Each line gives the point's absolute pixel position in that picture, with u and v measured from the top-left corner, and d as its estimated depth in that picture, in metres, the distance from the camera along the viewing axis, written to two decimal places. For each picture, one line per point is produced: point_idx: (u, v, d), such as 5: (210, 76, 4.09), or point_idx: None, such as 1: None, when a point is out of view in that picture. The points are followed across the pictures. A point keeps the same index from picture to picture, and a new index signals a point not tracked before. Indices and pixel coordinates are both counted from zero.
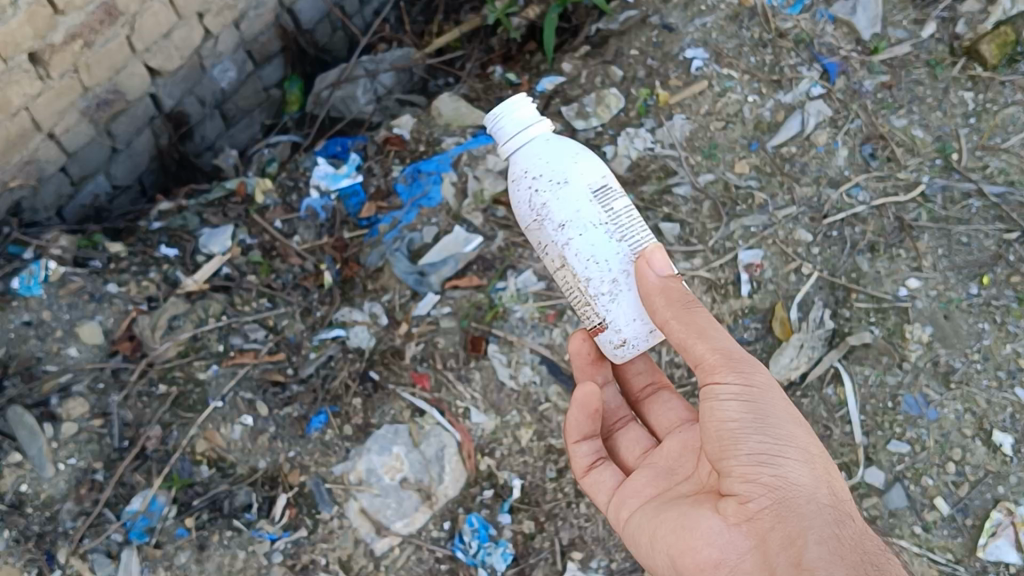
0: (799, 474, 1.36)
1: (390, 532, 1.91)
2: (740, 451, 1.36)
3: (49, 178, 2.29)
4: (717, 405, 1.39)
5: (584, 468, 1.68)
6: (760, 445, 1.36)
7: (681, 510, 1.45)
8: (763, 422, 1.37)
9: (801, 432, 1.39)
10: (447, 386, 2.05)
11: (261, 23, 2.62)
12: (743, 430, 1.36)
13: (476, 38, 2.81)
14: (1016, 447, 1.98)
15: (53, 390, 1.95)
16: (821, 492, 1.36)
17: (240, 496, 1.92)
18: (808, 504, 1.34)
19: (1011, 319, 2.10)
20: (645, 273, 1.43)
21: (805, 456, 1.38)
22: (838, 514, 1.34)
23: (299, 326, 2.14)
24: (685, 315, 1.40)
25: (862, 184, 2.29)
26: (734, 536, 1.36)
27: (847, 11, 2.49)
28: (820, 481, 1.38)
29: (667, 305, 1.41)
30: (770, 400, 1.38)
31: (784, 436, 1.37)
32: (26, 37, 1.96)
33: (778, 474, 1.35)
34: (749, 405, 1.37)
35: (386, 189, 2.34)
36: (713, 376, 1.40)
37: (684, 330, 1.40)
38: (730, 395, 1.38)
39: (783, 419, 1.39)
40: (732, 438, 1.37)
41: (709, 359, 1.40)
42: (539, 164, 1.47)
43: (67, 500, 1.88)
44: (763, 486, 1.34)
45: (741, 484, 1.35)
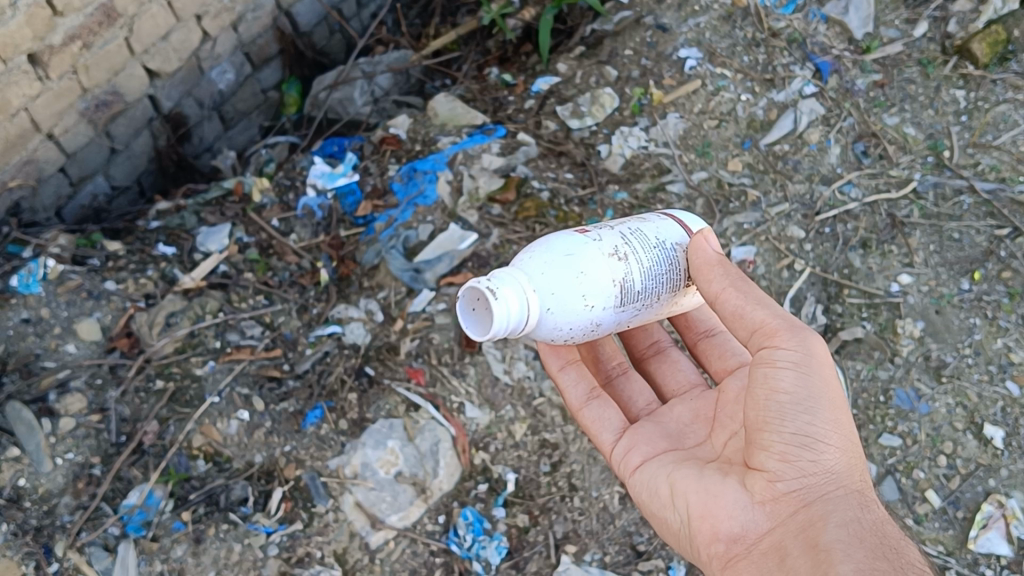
0: (833, 459, 1.32)
1: (384, 526, 1.92)
2: (785, 428, 1.31)
3: (48, 179, 2.31)
4: (769, 374, 1.33)
5: (581, 399, 1.64)
6: (805, 426, 1.31)
7: (704, 471, 1.43)
8: (815, 402, 1.31)
9: (845, 418, 1.34)
10: (442, 381, 2.06)
11: (259, 26, 2.64)
12: (792, 407, 1.31)
13: (473, 40, 2.84)
14: (1007, 441, 1.99)
15: (51, 386, 1.96)
16: (850, 478, 1.33)
17: (237, 490, 1.94)
18: (837, 491, 1.31)
19: (1002, 314, 2.12)
20: (698, 247, 1.41)
21: (844, 442, 1.33)
22: (863, 500, 1.31)
23: (295, 323, 2.17)
24: (743, 284, 1.37)
25: (854, 181, 2.31)
26: (758, 513, 1.34)
27: (840, 11, 2.52)
28: (852, 467, 1.34)
29: (724, 275, 1.38)
30: (823, 379, 1.32)
31: (829, 419, 1.32)
32: (25, 38, 1.98)
33: (815, 458, 1.31)
34: (803, 380, 1.31)
35: (383, 188, 2.37)
36: (771, 342, 1.34)
37: (741, 298, 1.37)
38: (786, 363, 1.32)
39: (832, 400, 1.33)
40: (777, 413, 1.32)
41: (767, 326, 1.35)
42: (563, 320, 1.37)
43: (65, 495, 1.87)
44: (798, 467, 1.31)
45: (776, 461, 1.32)
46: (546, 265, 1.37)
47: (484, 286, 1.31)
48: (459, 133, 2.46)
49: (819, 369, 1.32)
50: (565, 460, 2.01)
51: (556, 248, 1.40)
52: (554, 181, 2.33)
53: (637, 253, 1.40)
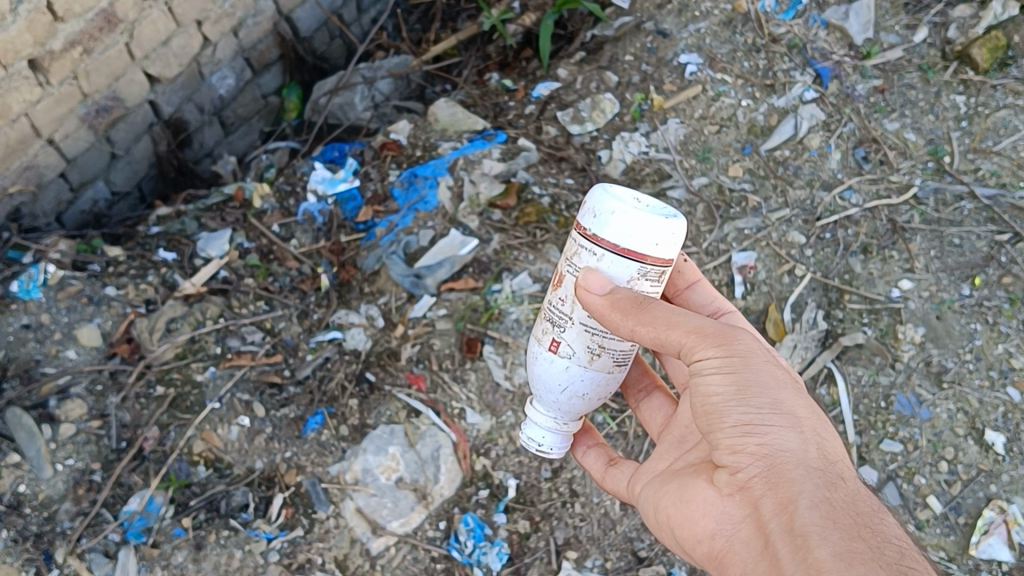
0: (787, 440, 1.22)
1: (385, 532, 1.92)
2: (725, 424, 1.23)
3: (48, 184, 2.31)
4: (700, 380, 1.26)
5: (602, 468, 1.64)
6: (744, 416, 1.23)
7: (684, 481, 1.37)
8: (749, 391, 1.23)
9: (788, 395, 1.25)
10: (443, 387, 2.06)
11: (259, 31, 2.65)
12: (726, 403, 1.23)
13: (473, 46, 2.83)
14: (1008, 446, 1.99)
15: (52, 392, 1.96)
16: (813, 455, 1.22)
17: (237, 496, 1.93)
18: (799, 471, 1.20)
19: (1003, 319, 2.12)
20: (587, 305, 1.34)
21: (794, 422, 1.23)
22: (830, 476, 1.20)
23: (296, 329, 2.16)
24: (645, 316, 1.28)
25: (855, 187, 2.31)
26: (728, 506, 1.26)
27: (840, 16, 2.52)
28: (812, 443, 1.23)
29: (625, 316, 1.29)
30: (753, 368, 1.24)
31: (769, 403, 1.23)
32: (25, 44, 1.98)
33: (764, 442, 1.22)
34: (731, 375, 1.23)
35: (383, 194, 2.37)
36: (693, 354, 1.26)
37: (652, 331, 1.28)
38: (710, 367, 1.24)
39: (767, 384, 1.24)
40: (716, 412, 1.24)
41: (685, 340, 1.27)
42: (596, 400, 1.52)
43: (65, 501, 1.87)
44: (751, 456, 1.22)
45: (729, 455, 1.24)
46: (544, 385, 1.49)
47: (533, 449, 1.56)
48: (460, 138, 2.46)
49: (739, 360, 1.24)
50: (566, 466, 2.00)
51: (540, 365, 1.48)
52: (555, 186, 2.33)
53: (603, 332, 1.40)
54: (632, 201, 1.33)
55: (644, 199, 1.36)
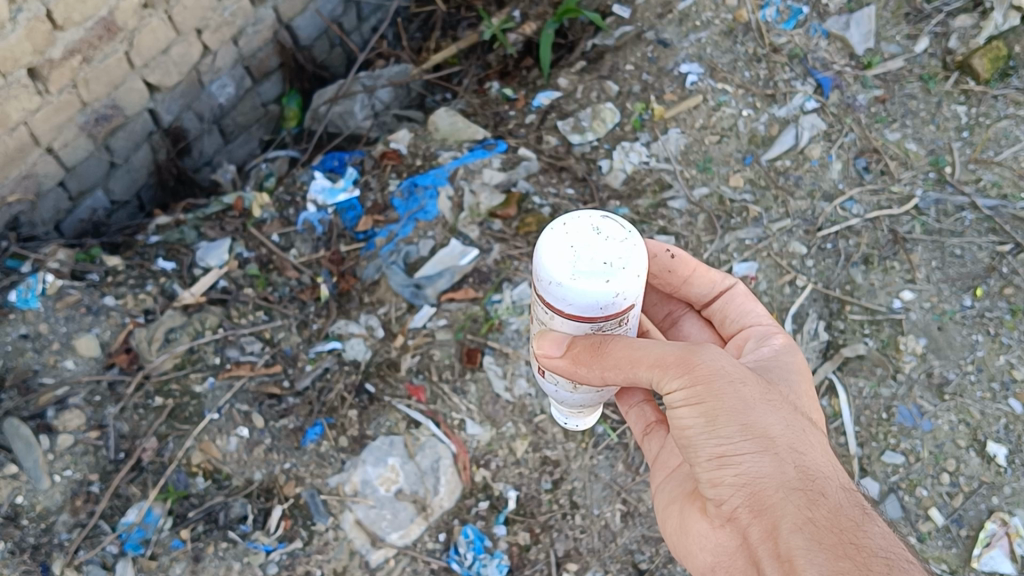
0: (763, 463, 1.19)
1: (385, 544, 1.90)
2: (699, 458, 1.23)
3: (47, 193, 2.30)
4: (672, 414, 1.25)
5: (640, 433, 1.54)
6: (716, 447, 1.21)
7: (681, 508, 1.36)
8: (715, 420, 1.21)
9: (759, 413, 1.22)
10: (443, 398, 2.05)
11: (260, 40, 2.64)
12: (697, 436, 1.22)
13: (474, 55, 2.84)
14: (1010, 458, 1.98)
15: (50, 403, 1.95)
16: (793, 473, 1.19)
17: (235, 508, 1.92)
18: (778, 493, 1.17)
19: (1005, 330, 2.10)
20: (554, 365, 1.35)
21: (767, 441, 1.21)
22: (810, 494, 1.16)
23: (295, 339, 2.15)
24: (605, 358, 1.27)
25: (856, 198, 2.31)
26: (721, 538, 1.25)
27: (841, 27, 2.51)
28: (790, 461, 1.20)
29: (587, 361, 1.29)
30: (716, 394, 1.21)
31: (738, 429, 1.20)
32: (25, 52, 1.98)
33: (739, 472, 1.20)
34: (697, 405, 1.22)
35: (383, 203, 2.36)
36: (662, 387, 1.25)
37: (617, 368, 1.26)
38: (677, 400, 1.23)
39: (734, 407, 1.21)
40: (691, 445, 1.24)
41: (649, 374, 1.26)
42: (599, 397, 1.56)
43: (63, 512, 1.86)
44: (729, 487, 1.21)
45: (710, 488, 1.23)
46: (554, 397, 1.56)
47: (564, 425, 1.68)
48: (460, 148, 2.46)
49: (701, 388, 1.22)
50: (566, 478, 1.99)
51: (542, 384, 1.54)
52: (555, 197, 2.33)
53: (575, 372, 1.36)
54: (584, 251, 1.18)
55: (602, 234, 1.20)
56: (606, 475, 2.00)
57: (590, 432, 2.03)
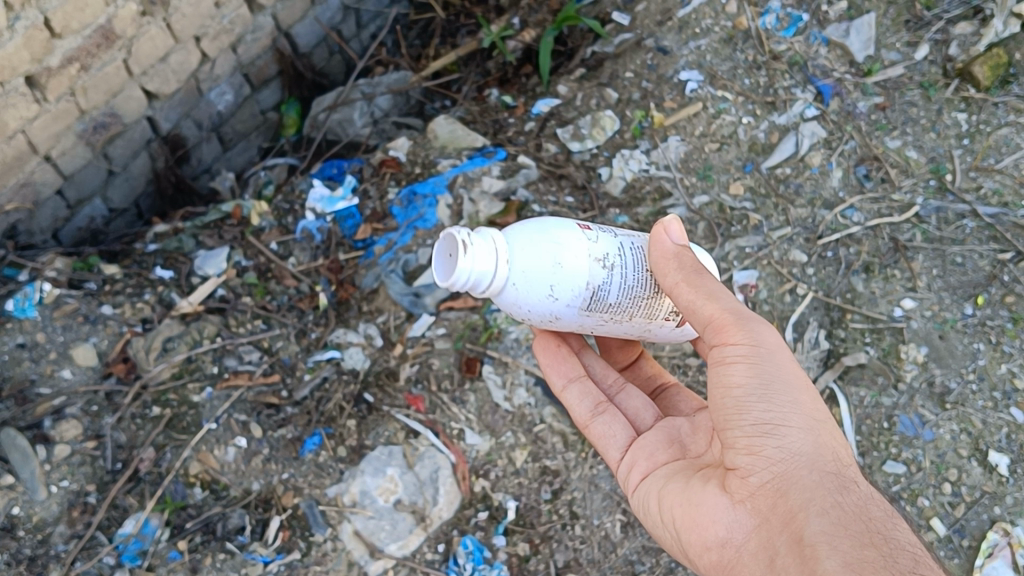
0: (802, 442, 1.28)
1: (384, 555, 1.89)
2: (744, 420, 1.29)
3: (45, 202, 2.29)
4: (724, 371, 1.33)
5: (586, 414, 1.65)
6: (764, 414, 1.29)
7: (690, 487, 1.40)
8: (771, 388, 1.29)
9: (807, 398, 1.31)
10: (442, 407, 2.04)
11: (259, 47, 2.64)
12: (748, 398, 1.30)
13: (473, 61, 2.83)
14: (1012, 468, 1.97)
15: (46, 413, 1.94)
16: (826, 460, 1.28)
17: (234, 518, 1.91)
18: (811, 474, 1.26)
19: (1006, 339, 2.09)
20: (661, 239, 1.43)
21: (811, 424, 1.30)
22: (842, 481, 1.25)
23: (294, 348, 2.14)
24: (695, 278, 1.37)
25: (856, 206, 2.29)
26: (739, 515, 1.30)
27: (841, 34, 2.50)
28: (826, 448, 1.29)
29: (677, 270, 1.39)
30: (776, 363, 1.31)
31: (788, 403, 1.29)
32: (22, 60, 1.97)
33: (779, 445, 1.27)
34: (754, 369, 1.30)
35: (382, 211, 2.36)
36: (722, 336, 1.33)
37: (692, 294, 1.36)
38: (735, 358, 1.32)
39: (789, 382, 1.31)
40: (736, 407, 1.30)
41: (718, 319, 1.34)
42: (541, 291, 1.39)
43: (60, 523, 1.85)
44: (767, 459, 1.27)
45: (745, 456, 1.29)
46: (540, 253, 1.38)
47: (461, 236, 1.32)
48: (459, 155, 2.45)
49: (763, 357, 1.31)
50: (566, 488, 1.98)
51: (557, 239, 1.39)
52: (555, 205, 2.32)
53: (623, 265, 1.44)
54: None
55: None
56: (606, 485, 1.98)
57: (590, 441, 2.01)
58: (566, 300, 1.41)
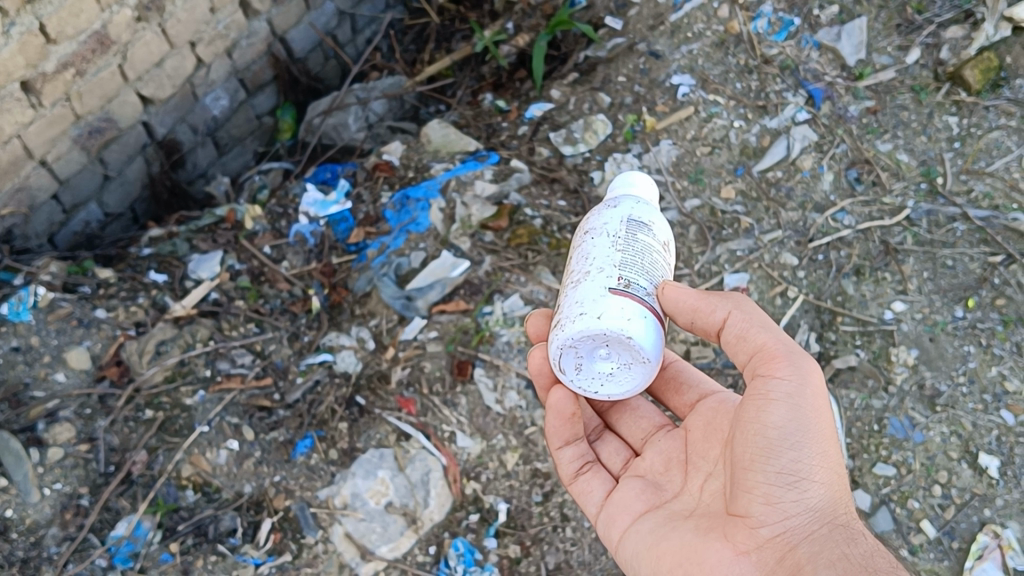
0: (820, 498, 1.31)
1: (374, 557, 1.89)
2: (772, 465, 1.30)
3: (41, 207, 2.31)
4: (760, 409, 1.33)
5: (570, 474, 1.59)
6: (791, 463, 1.30)
7: (687, 534, 1.39)
8: (804, 437, 1.30)
9: (833, 452, 1.33)
10: (433, 410, 2.04)
11: (254, 52, 2.65)
12: (780, 442, 1.30)
13: (467, 66, 2.84)
14: (1002, 470, 1.97)
15: (40, 416, 1.95)
16: (840, 515, 1.31)
17: (225, 521, 1.91)
18: (825, 530, 1.29)
19: (997, 342, 2.10)
20: (673, 297, 1.40)
21: (831, 479, 1.32)
22: (854, 538, 1.29)
23: (286, 351, 2.14)
24: (746, 310, 1.41)
25: (848, 209, 2.30)
26: (741, 566, 1.30)
27: (832, 38, 2.51)
28: (842, 506, 1.32)
29: None
30: (815, 410, 1.32)
31: (817, 455, 1.31)
32: (18, 66, 1.99)
33: (800, 498, 1.30)
34: (792, 413, 1.31)
35: (375, 215, 2.37)
36: (764, 373, 1.35)
37: (745, 321, 1.40)
38: (779, 395, 1.32)
39: (821, 432, 1.32)
40: (767, 450, 1.31)
41: (768, 352, 1.36)
42: (630, 199, 1.51)
43: (52, 526, 1.86)
44: (786, 509, 1.30)
45: (762, 504, 1.31)
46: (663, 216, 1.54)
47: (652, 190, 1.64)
48: (452, 159, 2.48)
49: (803, 401, 1.31)
50: (557, 490, 1.98)
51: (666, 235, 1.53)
52: (547, 209, 2.33)
53: (661, 253, 1.47)
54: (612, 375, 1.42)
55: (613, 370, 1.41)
56: None
57: None
58: (633, 209, 1.49)
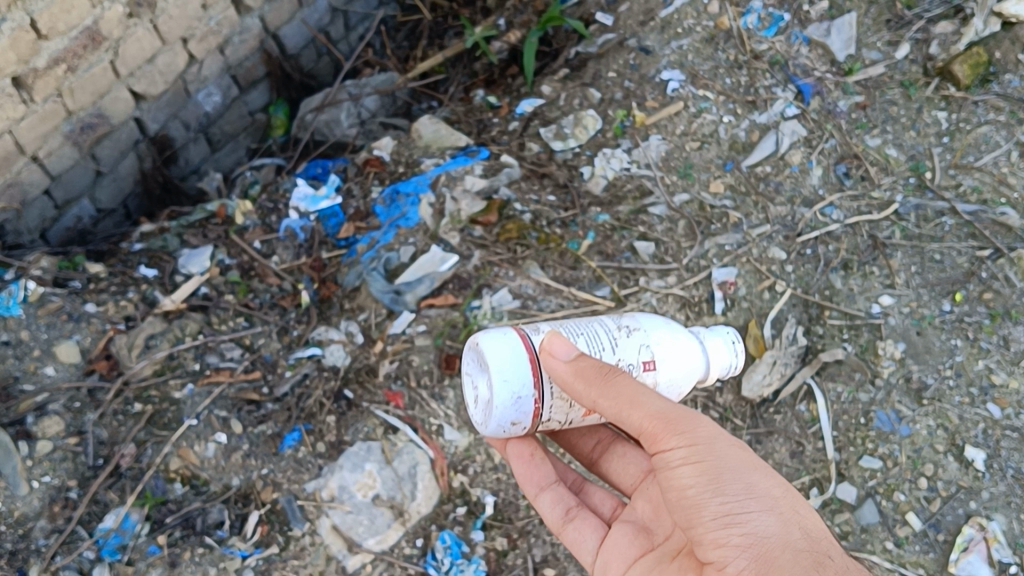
0: (768, 524, 1.25)
1: (362, 549, 1.91)
2: (705, 518, 1.25)
3: (32, 202, 2.31)
4: (672, 474, 1.28)
5: (560, 521, 1.58)
6: (723, 507, 1.25)
7: None
8: (721, 482, 1.25)
9: (760, 478, 1.27)
10: (421, 404, 2.05)
11: (246, 49, 2.66)
12: (702, 496, 1.25)
13: (460, 63, 2.86)
14: (987, 463, 1.98)
15: (29, 409, 1.95)
16: (793, 535, 1.25)
17: (213, 513, 1.92)
18: (785, 553, 1.23)
19: (984, 335, 2.11)
20: (549, 364, 1.35)
21: (770, 504, 1.26)
22: (814, 555, 1.23)
23: (275, 345, 2.15)
24: (609, 388, 1.30)
25: (836, 204, 2.31)
26: None
27: (822, 33, 2.52)
28: (791, 524, 1.26)
29: (586, 386, 1.31)
30: (720, 456, 1.26)
31: (742, 488, 1.25)
32: (9, 61, 1.99)
33: (747, 532, 1.24)
34: (700, 466, 1.26)
35: (365, 211, 2.38)
36: (658, 444, 1.29)
37: (613, 404, 1.30)
38: (679, 461, 1.27)
39: (737, 470, 1.26)
40: (694, 506, 1.26)
41: (647, 427, 1.29)
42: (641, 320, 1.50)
43: (41, 518, 1.86)
44: (737, 548, 1.24)
45: (715, 550, 1.25)
46: (690, 359, 1.45)
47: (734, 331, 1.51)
48: (443, 155, 2.48)
49: (705, 452, 1.26)
50: None
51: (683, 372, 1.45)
52: (536, 204, 2.34)
53: (600, 325, 1.45)
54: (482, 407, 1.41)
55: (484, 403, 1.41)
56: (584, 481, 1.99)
57: None
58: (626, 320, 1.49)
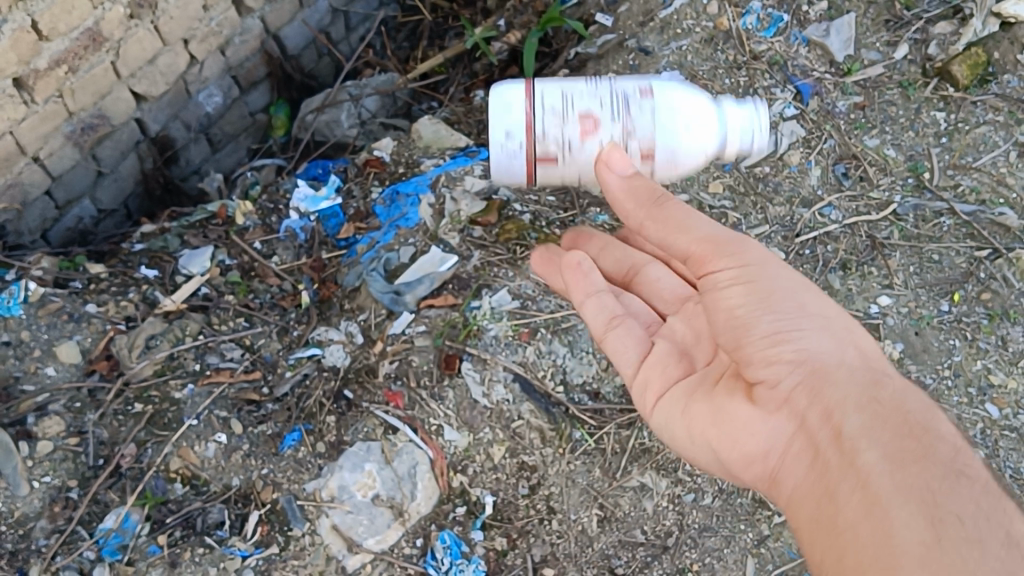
0: (821, 343, 1.38)
1: (361, 549, 1.92)
2: (756, 335, 1.39)
3: (33, 203, 2.33)
4: (719, 294, 1.42)
5: (601, 328, 1.71)
6: (774, 325, 1.38)
7: (710, 401, 1.51)
8: (798, 309, 1.39)
9: (811, 300, 1.42)
10: (420, 404, 2.04)
11: (247, 49, 2.66)
12: (777, 323, 1.38)
13: (460, 63, 2.86)
14: (986, 462, 2.02)
15: (30, 409, 1.97)
16: (847, 355, 1.37)
17: (213, 513, 1.93)
18: (845, 376, 1.34)
19: (982, 335, 2.14)
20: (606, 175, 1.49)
21: (827, 329, 1.39)
22: (874, 380, 1.33)
23: (275, 345, 2.15)
24: (659, 213, 1.43)
25: (834, 204, 2.32)
26: (775, 425, 1.38)
27: (821, 34, 2.51)
28: (844, 344, 1.39)
29: (636, 206, 1.45)
30: (823, 325, 1.39)
31: (810, 319, 1.39)
32: (10, 62, 2.00)
33: (799, 347, 1.37)
34: (753, 288, 1.39)
35: (365, 211, 2.39)
36: (706, 265, 1.42)
37: (661, 227, 1.43)
38: (728, 279, 1.40)
39: (788, 287, 1.41)
40: (742, 321, 1.40)
41: (695, 249, 1.42)
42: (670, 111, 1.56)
43: (41, 518, 1.88)
44: (789, 364, 1.37)
45: (765, 368, 1.39)
46: (705, 123, 1.54)
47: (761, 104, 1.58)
48: (443, 155, 2.49)
49: (839, 401, 1.31)
50: (543, 483, 1.99)
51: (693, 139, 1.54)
52: (535, 204, 2.33)
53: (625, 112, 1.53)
54: None
55: None
56: (583, 480, 2.00)
57: (566, 437, 2.02)
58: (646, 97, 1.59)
